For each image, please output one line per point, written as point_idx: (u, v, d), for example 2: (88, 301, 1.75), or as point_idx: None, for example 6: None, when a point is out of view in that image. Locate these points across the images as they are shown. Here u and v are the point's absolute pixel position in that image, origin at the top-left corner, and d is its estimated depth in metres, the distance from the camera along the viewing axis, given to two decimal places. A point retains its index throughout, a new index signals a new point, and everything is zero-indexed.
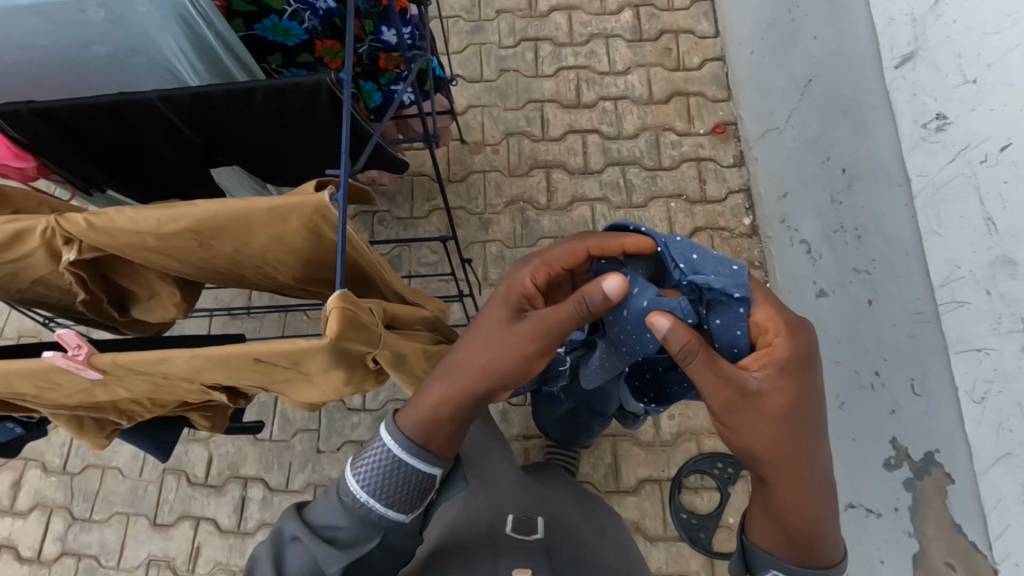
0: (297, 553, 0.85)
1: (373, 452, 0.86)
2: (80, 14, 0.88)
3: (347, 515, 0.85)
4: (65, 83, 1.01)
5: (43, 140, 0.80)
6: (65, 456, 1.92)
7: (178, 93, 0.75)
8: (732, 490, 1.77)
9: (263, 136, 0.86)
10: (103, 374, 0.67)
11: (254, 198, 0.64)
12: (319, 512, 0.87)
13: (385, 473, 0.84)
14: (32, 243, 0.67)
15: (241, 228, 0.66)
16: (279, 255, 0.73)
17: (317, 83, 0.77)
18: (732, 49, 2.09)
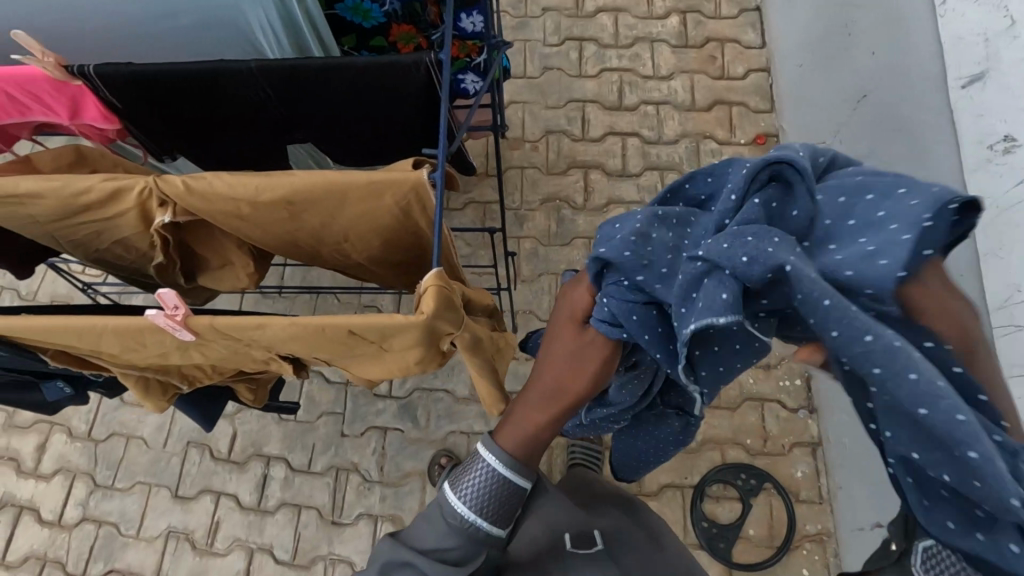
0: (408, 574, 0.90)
1: (471, 471, 0.93)
2: None
3: (451, 533, 0.92)
4: (141, 49, 1.01)
5: (131, 104, 0.81)
6: (91, 422, 1.93)
7: (276, 64, 0.75)
8: (754, 502, 1.76)
9: (346, 115, 0.86)
10: (193, 337, 0.67)
11: (354, 171, 0.64)
12: (423, 530, 0.94)
13: (482, 490, 0.91)
14: (127, 204, 0.68)
15: (338, 202, 0.67)
16: (364, 233, 0.73)
17: (416, 62, 0.76)
18: (779, 60, 2.08)
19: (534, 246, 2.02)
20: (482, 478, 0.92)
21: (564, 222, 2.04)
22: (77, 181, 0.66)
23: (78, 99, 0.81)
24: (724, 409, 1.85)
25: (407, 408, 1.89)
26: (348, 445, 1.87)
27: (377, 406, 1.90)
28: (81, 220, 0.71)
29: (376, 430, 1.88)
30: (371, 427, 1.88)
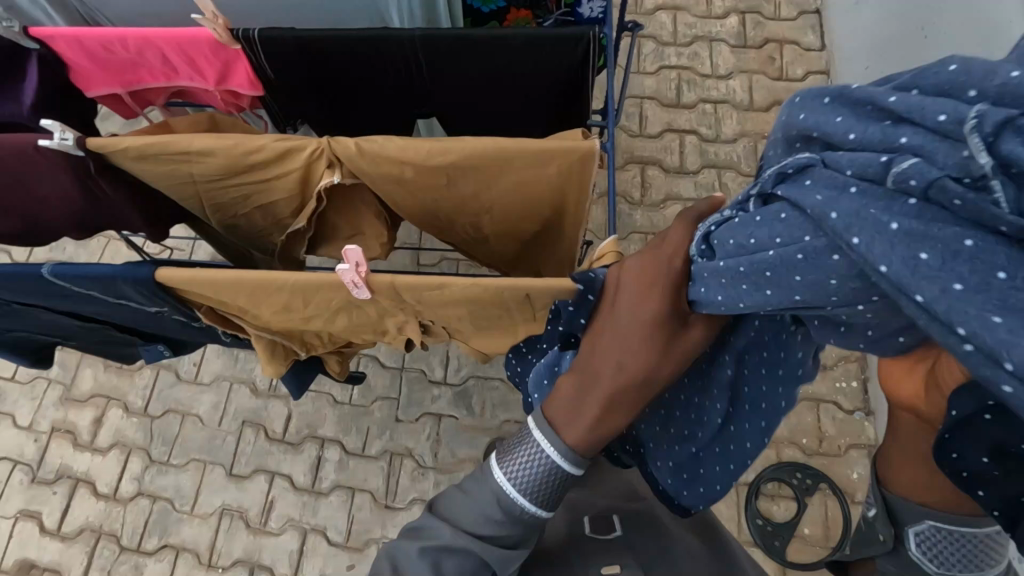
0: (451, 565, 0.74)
1: (523, 453, 0.73)
2: None
3: (503, 520, 0.74)
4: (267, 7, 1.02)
5: (286, 72, 0.84)
6: (147, 398, 1.95)
7: (442, 34, 0.80)
8: (810, 501, 1.76)
9: (485, 90, 0.90)
10: (367, 295, 0.71)
11: (525, 139, 0.68)
12: (466, 515, 0.75)
13: (540, 477, 0.72)
14: (298, 163, 0.72)
15: (504, 167, 0.71)
16: (515, 200, 0.77)
17: (580, 36, 0.82)
18: (841, 64, 2.07)
19: (591, 240, 2.02)
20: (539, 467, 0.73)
21: (621, 216, 2.04)
22: (251, 139, 0.70)
23: (229, 64, 0.82)
24: None
25: (463, 396, 1.90)
26: (402, 429, 1.88)
27: (433, 392, 1.91)
28: (244, 177, 0.74)
29: (431, 416, 1.89)
30: (426, 413, 1.89)
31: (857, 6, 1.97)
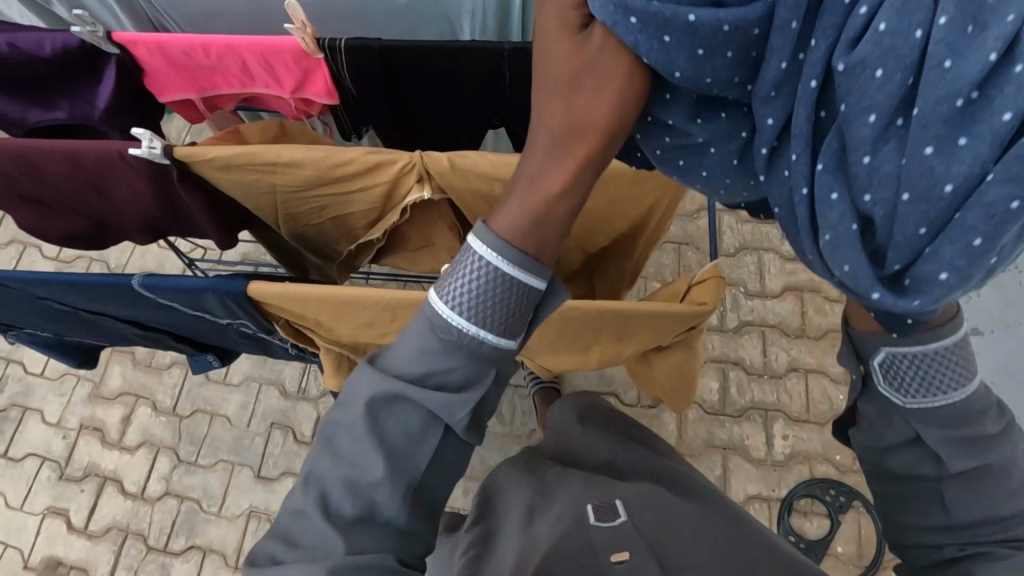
0: (397, 421, 0.64)
1: (459, 267, 0.63)
2: None
3: (443, 354, 0.63)
4: None
5: (368, 86, 0.83)
6: (176, 398, 1.94)
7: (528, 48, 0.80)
8: (843, 519, 1.74)
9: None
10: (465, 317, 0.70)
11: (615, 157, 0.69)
12: (402, 360, 0.65)
13: (480, 291, 0.61)
14: (387, 175, 0.73)
15: None
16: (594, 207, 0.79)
17: None
18: None
19: None
20: (473, 271, 0.61)
21: None
22: (344, 152, 0.71)
23: (309, 73, 0.81)
24: (813, 423, 1.83)
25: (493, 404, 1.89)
26: None
27: None
28: (331, 189, 0.76)
29: None
30: None
31: None
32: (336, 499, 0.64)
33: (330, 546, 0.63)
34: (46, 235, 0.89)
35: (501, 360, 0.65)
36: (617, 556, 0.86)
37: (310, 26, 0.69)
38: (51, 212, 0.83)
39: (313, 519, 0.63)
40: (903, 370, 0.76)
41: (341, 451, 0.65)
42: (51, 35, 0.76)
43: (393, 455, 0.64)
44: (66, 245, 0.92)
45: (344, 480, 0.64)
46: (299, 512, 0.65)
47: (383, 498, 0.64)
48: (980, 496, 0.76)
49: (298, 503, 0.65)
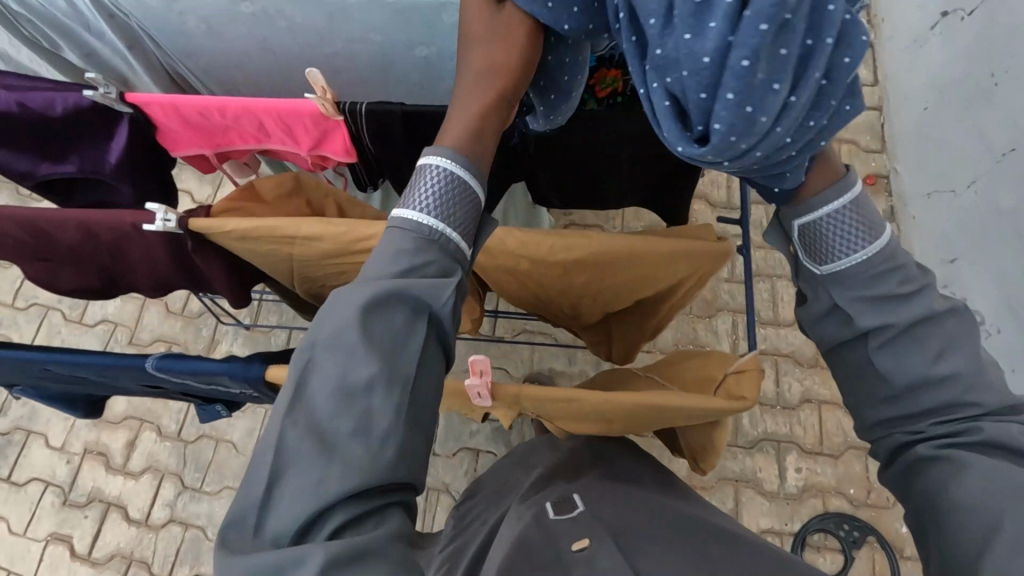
0: (380, 323, 0.56)
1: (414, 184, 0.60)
2: (436, 17, 0.75)
3: (420, 249, 0.58)
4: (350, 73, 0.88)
5: (388, 145, 0.74)
6: (180, 422, 1.92)
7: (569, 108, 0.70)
8: (857, 554, 1.71)
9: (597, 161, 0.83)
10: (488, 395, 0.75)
11: (659, 239, 0.61)
12: (379, 261, 0.58)
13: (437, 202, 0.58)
14: None
15: (635, 265, 0.63)
16: (635, 287, 0.69)
17: None
18: (897, 100, 1.98)
19: None
20: (441, 173, 0.59)
21: None
22: (360, 228, 0.64)
23: (327, 134, 0.73)
24: (827, 456, 1.80)
25: (502, 433, 1.86)
26: (440, 464, 1.84)
27: (471, 427, 1.87)
28: (343, 261, 0.69)
29: (468, 452, 1.85)
30: (464, 448, 1.85)
31: (920, 43, 1.88)
32: (314, 429, 0.54)
33: (321, 482, 0.52)
34: (59, 287, 0.86)
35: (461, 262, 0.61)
36: (577, 541, 0.76)
37: (330, 92, 0.65)
38: (62, 268, 0.81)
39: (291, 461, 0.53)
40: (815, 231, 0.73)
41: (315, 379, 0.56)
42: (59, 93, 0.71)
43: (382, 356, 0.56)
44: (79, 295, 0.89)
45: (326, 406, 0.54)
46: (266, 464, 0.53)
47: (373, 417, 0.55)
48: (910, 363, 0.73)
49: (288, 457, 0.53)
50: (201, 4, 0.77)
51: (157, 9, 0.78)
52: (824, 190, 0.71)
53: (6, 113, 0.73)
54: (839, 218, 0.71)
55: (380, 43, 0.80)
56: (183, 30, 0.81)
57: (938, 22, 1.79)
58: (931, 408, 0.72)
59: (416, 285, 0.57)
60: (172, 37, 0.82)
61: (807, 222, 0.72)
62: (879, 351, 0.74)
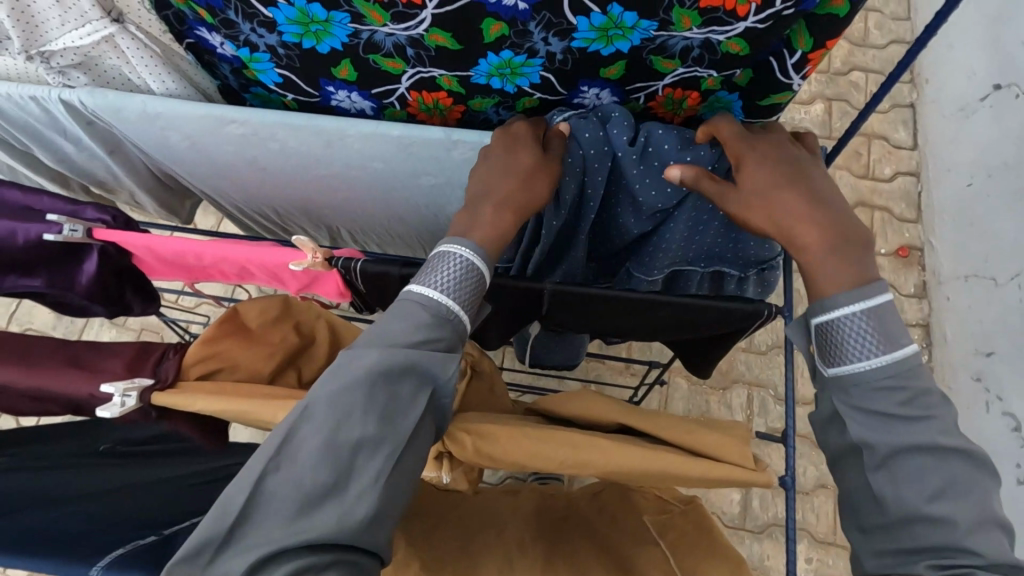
0: (386, 395, 0.48)
1: (434, 272, 0.53)
2: (445, 153, 0.66)
3: (435, 324, 0.51)
4: (348, 194, 0.80)
5: (385, 296, 0.66)
6: None
7: (577, 291, 0.61)
8: None
9: (625, 326, 0.70)
10: None
11: (691, 463, 0.52)
12: (392, 328, 0.50)
13: (452, 292, 0.52)
14: None
15: (657, 481, 0.55)
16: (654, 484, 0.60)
17: (761, 313, 0.60)
18: (935, 167, 1.70)
19: None
20: (456, 263, 0.53)
21: None
22: None
23: (317, 279, 0.65)
24: None
25: None
26: None
27: None
28: None
29: None
30: None
31: (964, 115, 1.61)
32: (293, 481, 0.44)
33: (284, 533, 0.43)
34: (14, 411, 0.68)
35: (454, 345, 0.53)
36: None
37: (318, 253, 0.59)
38: (25, 399, 0.64)
39: (261, 511, 0.44)
40: (826, 337, 0.50)
41: (308, 429, 0.46)
42: (18, 224, 0.64)
43: (386, 422, 0.47)
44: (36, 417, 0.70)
45: (310, 456, 0.45)
46: (235, 505, 0.43)
47: (356, 478, 0.45)
48: None
49: (251, 545, 0.43)
50: (187, 122, 0.68)
51: (138, 124, 0.69)
52: (842, 291, 0.50)
53: None
54: (857, 326, 0.49)
55: (385, 170, 0.72)
56: (167, 143, 0.72)
57: (989, 95, 1.54)
58: (923, 545, 0.45)
59: (427, 357, 0.50)
60: (153, 147, 0.74)
61: (822, 323, 0.50)
62: (876, 461, 0.48)
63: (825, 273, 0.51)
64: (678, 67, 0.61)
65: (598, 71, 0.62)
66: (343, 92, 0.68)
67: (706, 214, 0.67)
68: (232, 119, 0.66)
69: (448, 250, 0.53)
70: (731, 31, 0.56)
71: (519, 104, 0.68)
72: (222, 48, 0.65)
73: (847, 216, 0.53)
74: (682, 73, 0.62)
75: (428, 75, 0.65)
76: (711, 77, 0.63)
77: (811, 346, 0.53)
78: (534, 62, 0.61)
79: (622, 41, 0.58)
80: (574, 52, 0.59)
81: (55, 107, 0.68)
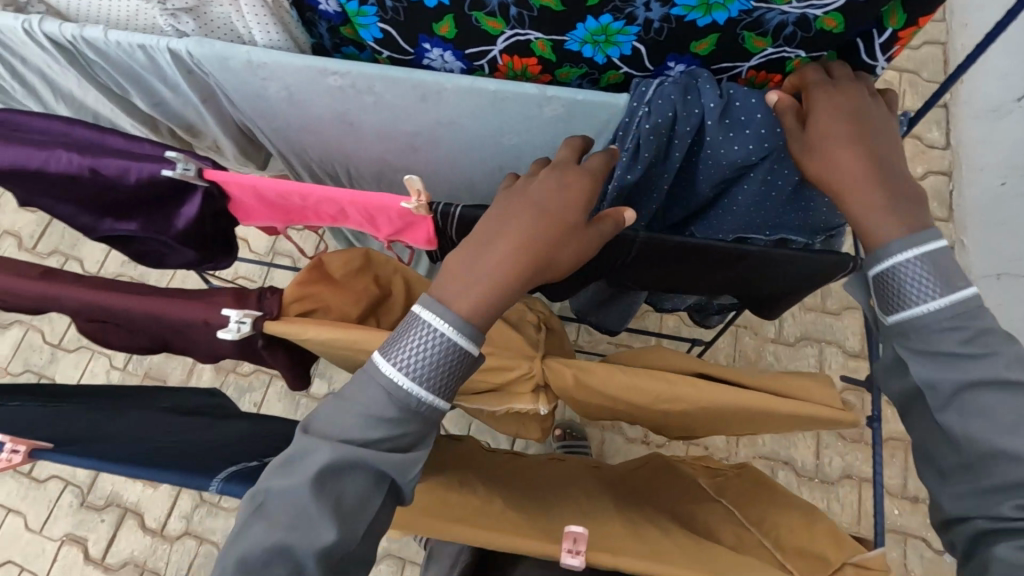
0: (335, 490, 0.50)
1: (405, 346, 0.51)
2: (534, 110, 0.69)
3: (401, 420, 0.52)
4: (425, 154, 0.83)
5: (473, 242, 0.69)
6: None
7: (670, 239, 0.63)
8: None
9: (690, 280, 0.73)
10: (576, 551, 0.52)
11: (781, 402, 0.55)
12: (346, 419, 0.52)
13: (422, 370, 0.51)
14: (498, 382, 0.59)
15: (745, 418, 0.57)
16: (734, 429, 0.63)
17: (845, 262, 0.63)
18: (967, 167, 1.71)
19: None
20: (425, 340, 0.51)
21: None
22: None
23: (411, 225, 0.68)
24: None
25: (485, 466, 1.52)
26: None
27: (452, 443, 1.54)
28: None
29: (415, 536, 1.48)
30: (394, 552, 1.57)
31: (998, 115, 1.62)
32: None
33: None
34: (99, 339, 0.76)
35: (415, 432, 0.53)
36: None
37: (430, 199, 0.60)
38: (115, 329, 0.72)
39: None
40: (882, 286, 0.54)
41: (259, 522, 0.50)
42: (134, 162, 0.66)
43: (333, 519, 0.49)
44: (116, 347, 0.78)
45: (257, 549, 0.49)
46: None
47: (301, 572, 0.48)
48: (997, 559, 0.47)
49: None
50: (289, 73, 0.71)
51: (240, 73, 0.72)
52: (896, 238, 0.52)
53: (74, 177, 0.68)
54: (914, 270, 0.51)
55: (471, 128, 0.75)
56: (263, 95, 0.76)
57: None
58: (1000, 480, 0.49)
59: (379, 452, 0.51)
60: (248, 98, 0.77)
61: (878, 272, 0.53)
62: (944, 401, 0.51)
63: (879, 221, 0.53)
64: (766, 48, 0.62)
65: (689, 44, 0.64)
66: (438, 51, 0.70)
67: (784, 175, 0.68)
68: (334, 70, 0.69)
69: (421, 322, 0.52)
70: (830, 5, 0.57)
71: (605, 76, 0.70)
72: (327, 4, 0.67)
73: (903, 175, 0.55)
74: (771, 53, 0.63)
75: (523, 39, 0.66)
76: (798, 59, 0.64)
77: (871, 297, 0.56)
78: (631, 30, 0.62)
79: (721, 11, 0.59)
80: (672, 20, 0.61)
81: (162, 56, 0.72)
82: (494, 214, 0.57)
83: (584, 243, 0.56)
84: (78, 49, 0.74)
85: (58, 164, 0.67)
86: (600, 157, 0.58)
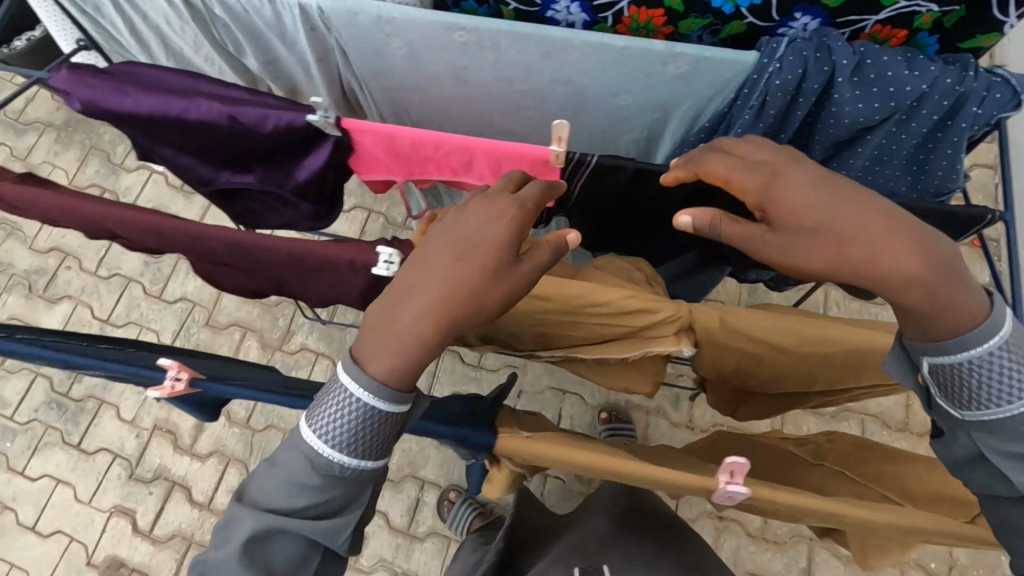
0: (271, 552, 0.55)
1: (321, 413, 0.53)
2: (657, 67, 0.71)
3: (324, 487, 0.55)
4: (531, 115, 0.85)
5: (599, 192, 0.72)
6: (251, 409, 1.65)
7: None
8: None
9: None
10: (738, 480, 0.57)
11: None
12: (270, 490, 0.56)
13: (341, 438, 0.53)
14: (640, 327, 0.60)
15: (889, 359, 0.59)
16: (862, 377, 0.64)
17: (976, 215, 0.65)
18: None
19: None
20: (339, 411, 0.53)
21: None
22: (600, 292, 0.59)
23: None
24: None
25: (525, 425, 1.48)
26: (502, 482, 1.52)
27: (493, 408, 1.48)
28: (559, 320, 0.64)
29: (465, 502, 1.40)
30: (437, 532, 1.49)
31: None
32: None
33: None
34: (213, 276, 0.81)
35: (343, 494, 0.56)
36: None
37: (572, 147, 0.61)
38: (235, 271, 0.76)
39: None
40: (955, 378, 0.51)
41: None
42: (273, 110, 0.67)
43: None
44: (228, 285, 0.83)
45: None
46: None
47: None
48: None
49: None
50: (416, 28, 0.73)
51: (367, 29, 0.74)
52: (974, 327, 0.49)
53: (212, 125, 0.69)
54: (996, 363, 0.50)
55: (587, 85, 0.77)
56: (383, 51, 0.78)
57: None
58: None
59: (307, 518, 0.55)
60: (366, 56, 0.79)
61: (944, 365, 0.51)
62: None
63: (914, 287, 0.49)
64: (900, 1, 0.64)
65: None
66: (564, 4, 0.71)
67: (905, 134, 0.70)
68: (462, 26, 0.71)
69: (336, 390, 0.53)
70: None
71: (727, 27, 0.71)
72: None
73: (925, 229, 0.50)
74: (903, 6, 0.65)
75: None
76: (928, 13, 0.66)
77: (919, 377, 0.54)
78: None
79: None
80: None
81: (290, 11, 0.73)
82: (410, 264, 0.54)
83: (514, 284, 0.54)
84: (206, 5, 0.76)
85: (198, 112, 0.68)
86: (532, 190, 0.56)
